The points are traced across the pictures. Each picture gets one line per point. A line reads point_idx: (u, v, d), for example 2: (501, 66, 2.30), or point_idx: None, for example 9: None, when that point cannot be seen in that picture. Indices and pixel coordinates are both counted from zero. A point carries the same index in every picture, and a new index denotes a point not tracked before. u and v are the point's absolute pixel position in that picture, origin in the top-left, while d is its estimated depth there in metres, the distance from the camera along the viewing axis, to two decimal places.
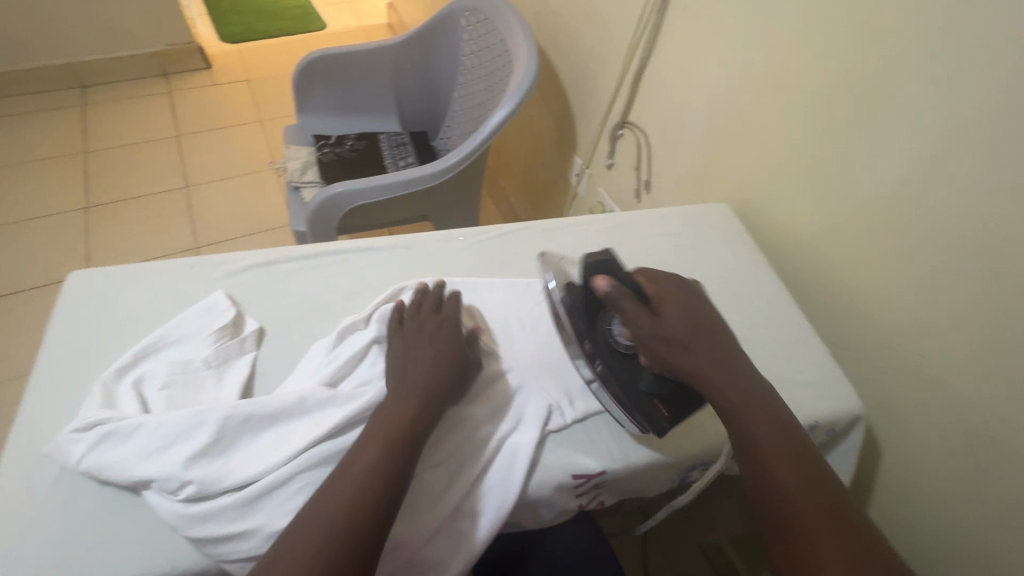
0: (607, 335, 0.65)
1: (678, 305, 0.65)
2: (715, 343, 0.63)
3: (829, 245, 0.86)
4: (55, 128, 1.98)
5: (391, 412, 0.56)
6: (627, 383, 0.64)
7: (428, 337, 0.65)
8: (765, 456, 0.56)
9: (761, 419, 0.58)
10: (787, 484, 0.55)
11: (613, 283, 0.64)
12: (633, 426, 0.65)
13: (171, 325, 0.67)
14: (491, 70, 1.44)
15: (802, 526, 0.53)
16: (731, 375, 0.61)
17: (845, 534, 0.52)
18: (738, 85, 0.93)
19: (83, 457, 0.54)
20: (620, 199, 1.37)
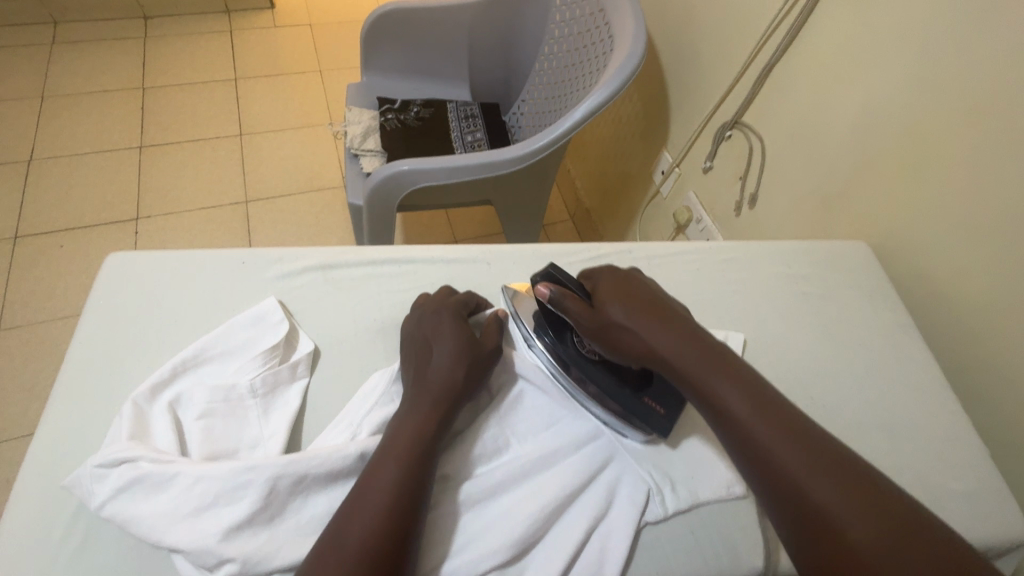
0: (575, 344, 0.59)
1: (615, 290, 0.56)
2: (675, 324, 0.54)
3: (1002, 316, 0.71)
4: (114, 59, 1.91)
5: (400, 425, 0.50)
6: (611, 387, 0.57)
7: (439, 333, 0.57)
8: (761, 441, 0.47)
9: (743, 399, 0.49)
10: (794, 468, 0.45)
11: (555, 286, 0.57)
12: (636, 435, 0.57)
13: (215, 335, 0.57)
14: (584, 44, 1.27)
15: (827, 516, 0.43)
16: (702, 355, 0.52)
17: (882, 517, 0.42)
18: (911, 102, 0.76)
19: (107, 502, 0.45)
20: (713, 209, 1.19)
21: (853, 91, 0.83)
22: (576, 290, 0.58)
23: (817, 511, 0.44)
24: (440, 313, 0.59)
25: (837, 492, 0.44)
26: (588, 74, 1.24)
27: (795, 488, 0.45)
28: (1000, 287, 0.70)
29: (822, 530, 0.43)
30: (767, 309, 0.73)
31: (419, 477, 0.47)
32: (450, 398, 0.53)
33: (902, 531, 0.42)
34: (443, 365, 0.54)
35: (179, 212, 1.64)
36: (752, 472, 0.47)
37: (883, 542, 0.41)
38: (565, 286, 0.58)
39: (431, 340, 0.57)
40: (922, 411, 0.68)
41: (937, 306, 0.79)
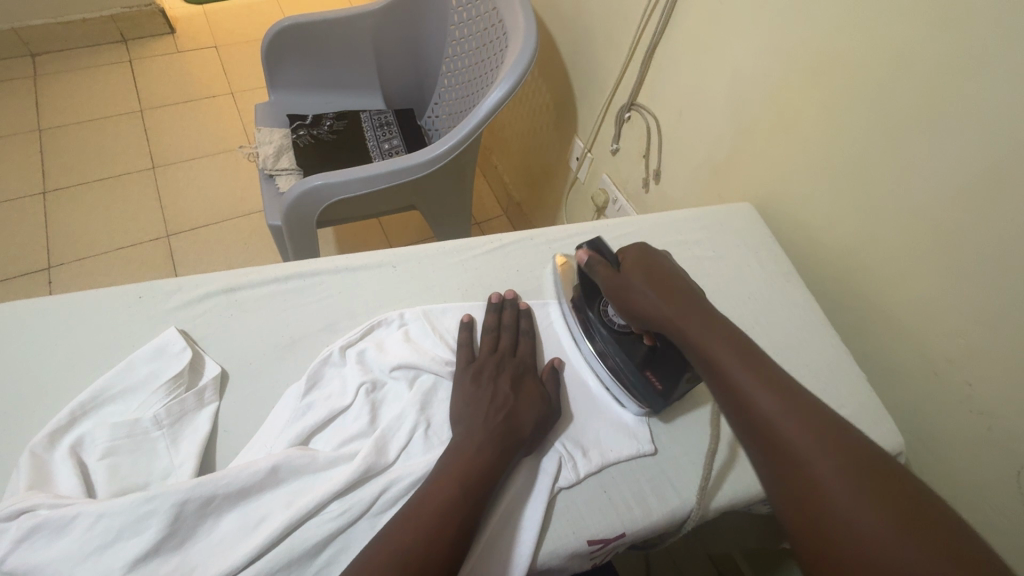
0: (602, 311, 0.66)
1: (638, 265, 0.64)
2: (686, 294, 0.61)
3: (866, 254, 0.79)
4: (4, 102, 1.80)
5: (466, 452, 0.53)
6: (624, 358, 0.63)
7: (512, 381, 0.61)
8: (745, 390, 0.51)
9: (733, 352, 0.54)
10: (769, 410, 0.49)
11: (594, 254, 0.68)
12: (636, 408, 0.64)
13: (114, 373, 0.56)
14: (483, 43, 1.30)
15: (796, 454, 0.46)
16: (705, 319, 0.58)
17: (852, 459, 0.44)
18: (771, 71, 0.83)
19: (5, 555, 0.44)
20: (626, 188, 1.24)
21: (723, 64, 0.90)
22: (609, 258, 0.67)
23: (785, 446, 0.47)
24: (510, 361, 0.63)
25: (807, 437, 0.46)
26: (491, 71, 1.28)
27: (767, 428, 0.48)
28: (863, 229, 0.78)
29: (787, 463, 0.46)
30: None
31: (474, 507, 0.50)
32: (512, 440, 0.56)
33: (868, 474, 0.43)
34: (517, 405, 0.58)
35: (94, 255, 1.57)
36: (734, 416, 0.51)
37: (848, 479, 0.43)
38: (600, 253, 0.68)
39: (500, 386, 0.60)
40: (810, 350, 0.74)
41: (817, 253, 0.87)
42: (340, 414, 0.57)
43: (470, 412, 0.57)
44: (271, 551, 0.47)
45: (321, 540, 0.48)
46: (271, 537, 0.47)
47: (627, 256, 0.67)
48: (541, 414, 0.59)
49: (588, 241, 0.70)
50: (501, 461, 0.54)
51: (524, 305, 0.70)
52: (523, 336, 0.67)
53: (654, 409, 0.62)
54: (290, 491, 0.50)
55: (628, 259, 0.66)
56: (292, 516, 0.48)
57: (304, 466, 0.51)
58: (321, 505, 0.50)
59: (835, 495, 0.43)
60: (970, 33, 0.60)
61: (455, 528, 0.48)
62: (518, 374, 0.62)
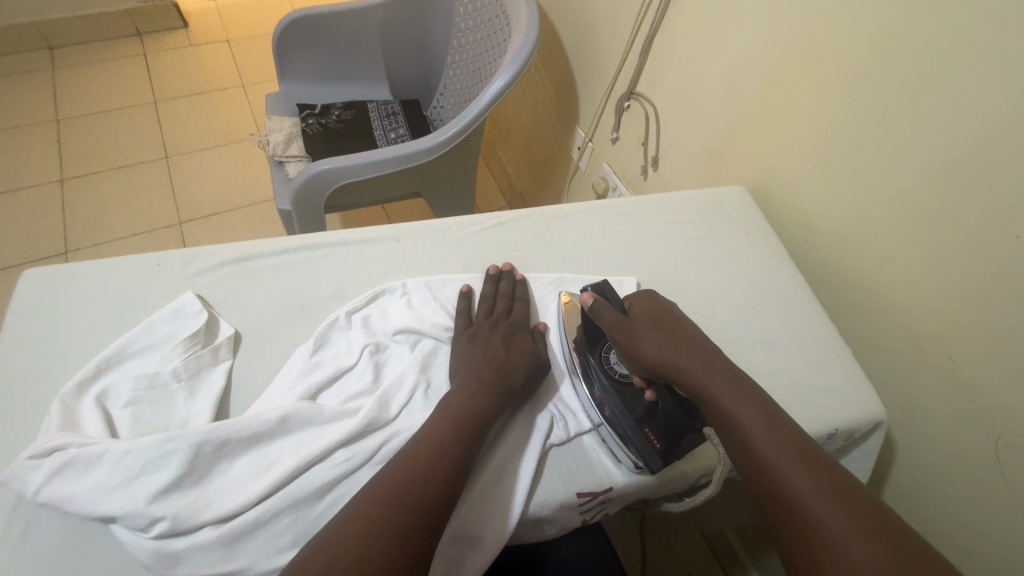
0: (603, 356, 0.65)
1: (649, 317, 0.65)
2: (705, 352, 0.62)
3: (853, 235, 0.81)
4: (23, 93, 1.85)
5: (462, 400, 0.58)
6: (624, 409, 0.61)
7: (504, 341, 0.65)
8: (771, 456, 0.52)
9: (757, 415, 0.55)
10: (796, 481, 0.50)
11: (599, 298, 0.67)
12: (628, 467, 0.61)
13: (136, 331, 0.61)
14: (488, 34, 1.33)
15: (826, 531, 0.46)
16: (726, 376, 0.59)
17: (882, 539, 0.45)
18: (763, 58, 0.86)
19: (40, 487, 0.49)
20: (625, 176, 1.27)
21: (718, 52, 0.93)
22: (616, 305, 0.67)
23: (814, 523, 0.47)
24: (504, 324, 0.67)
25: (835, 510, 0.47)
26: (495, 62, 1.31)
27: (795, 500, 0.49)
28: (851, 211, 0.81)
29: (816, 540, 0.47)
30: (660, 253, 0.82)
31: (466, 451, 0.54)
32: (505, 389, 0.60)
33: (899, 555, 0.44)
34: (508, 364, 0.62)
35: (111, 240, 1.62)
36: (758, 485, 0.52)
37: (880, 561, 0.44)
38: (606, 299, 0.67)
39: (492, 343, 0.64)
40: (797, 325, 0.77)
41: (806, 234, 0.89)
42: (344, 372, 0.61)
43: (463, 370, 0.62)
44: (281, 491, 0.51)
45: (325, 482, 0.52)
46: (282, 477, 0.51)
47: (634, 305, 0.67)
48: (529, 371, 0.63)
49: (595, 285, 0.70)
50: (491, 413, 0.58)
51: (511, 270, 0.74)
52: (515, 302, 0.70)
53: (648, 468, 0.59)
54: (299, 438, 0.54)
55: (639, 309, 0.66)
56: (300, 459, 0.52)
57: (312, 416, 0.55)
58: (326, 452, 0.53)
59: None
60: (949, 17, 0.63)
61: (446, 469, 0.52)
62: (509, 333, 0.67)
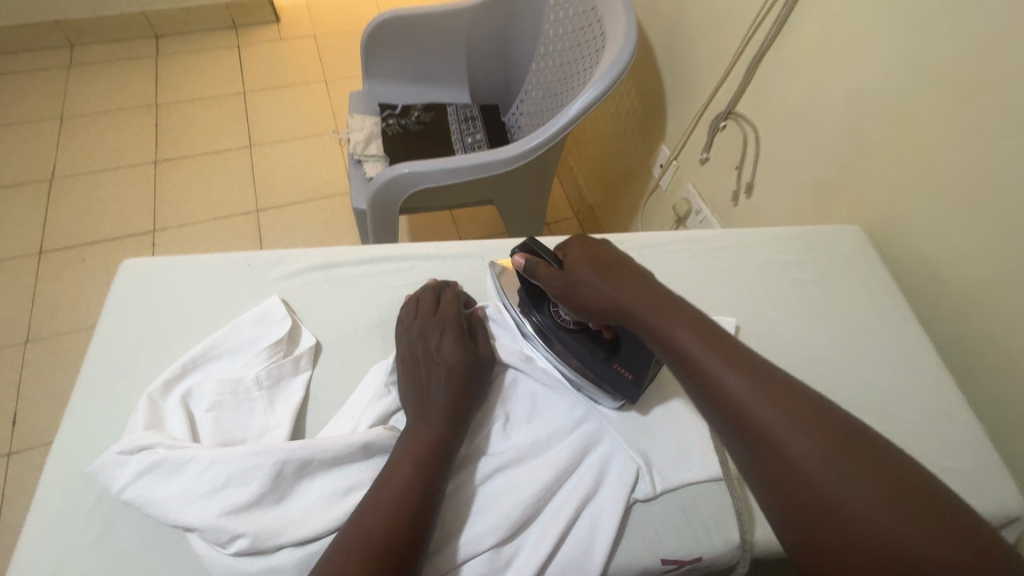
0: (552, 313, 0.62)
1: (582, 256, 0.59)
2: (635, 277, 0.55)
3: (994, 295, 0.71)
4: (129, 78, 1.98)
5: (412, 430, 0.53)
6: (587, 356, 0.59)
7: (435, 348, 0.60)
8: (714, 377, 0.46)
9: (694, 334, 0.49)
10: (744, 399, 0.44)
11: (529, 257, 0.61)
12: (609, 402, 0.60)
13: (223, 333, 0.60)
14: (578, 43, 1.29)
15: (775, 443, 0.43)
16: (658, 300, 0.53)
17: (829, 436, 0.42)
18: (896, 85, 0.76)
19: (128, 485, 0.49)
20: (712, 200, 1.19)
21: (840, 75, 0.84)
22: (550, 257, 0.61)
23: (763, 437, 0.43)
24: (429, 323, 0.61)
25: (788, 423, 0.43)
26: (583, 72, 1.27)
27: (746, 420, 0.44)
28: (994, 266, 0.70)
29: (767, 453, 0.43)
30: (760, 294, 0.74)
31: (434, 474, 0.50)
32: (456, 406, 0.55)
33: (846, 449, 0.41)
34: (444, 372, 0.57)
35: (193, 223, 1.69)
36: (703, 405, 0.47)
37: (827, 459, 0.41)
38: (537, 257, 0.61)
39: (426, 358, 0.59)
40: (918, 391, 0.68)
41: (932, 286, 0.79)
42: None
43: (408, 391, 0.57)
44: None
45: None
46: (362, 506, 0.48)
47: (569, 248, 0.61)
48: (468, 371, 0.58)
49: (521, 244, 0.63)
50: (448, 428, 0.53)
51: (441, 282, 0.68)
52: (439, 293, 0.65)
53: (632, 401, 0.58)
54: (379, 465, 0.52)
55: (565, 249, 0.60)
56: None
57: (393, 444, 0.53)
58: None
59: (821, 482, 0.40)
60: None
61: (420, 494, 0.48)
62: (439, 337, 0.60)
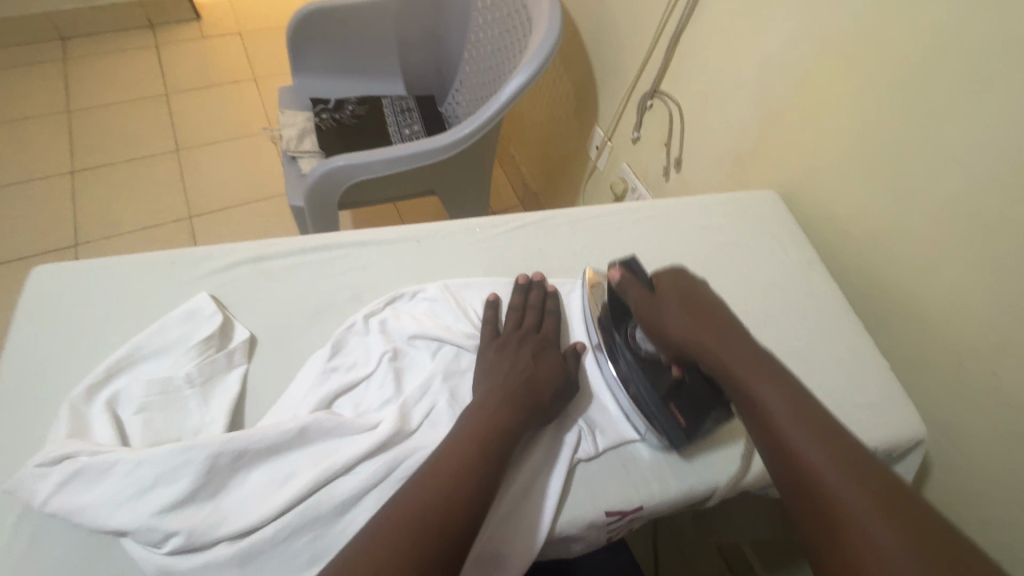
0: (628, 333, 0.64)
1: (674, 292, 0.64)
2: (722, 328, 0.60)
3: (891, 245, 0.78)
4: (34, 84, 1.83)
5: (488, 415, 0.54)
6: (648, 387, 0.60)
7: (530, 351, 0.61)
8: (789, 436, 0.50)
9: (781, 395, 0.52)
10: (818, 464, 0.47)
11: (627, 275, 0.67)
12: (653, 442, 0.60)
13: (148, 334, 0.58)
14: (507, 30, 1.30)
15: (844, 510, 0.44)
16: (746, 355, 0.57)
17: (901, 516, 0.43)
18: (798, 55, 0.82)
19: (49, 497, 0.46)
20: (646, 177, 1.24)
21: (749, 49, 0.89)
22: (643, 282, 0.66)
23: (833, 506, 0.45)
24: (529, 334, 0.63)
25: (857, 490, 0.45)
26: (514, 58, 1.28)
27: (816, 480, 0.47)
28: (891, 219, 0.77)
29: (832, 517, 0.44)
30: (688, 260, 0.78)
31: (494, 465, 0.51)
32: (535, 408, 0.57)
33: (919, 536, 0.42)
34: (523, 371, 0.59)
35: (119, 234, 1.60)
36: (776, 464, 0.50)
37: (903, 546, 0.41)
38: (633, 274, 0.67)
39: (516, 354, 0.61)
40: (832, 338, 0.74)
41: (841, 241, 0.86)
42: (361, 381, 0.58)
43: (493, 378, 0.58)
44: (301, 508, 0.48)
45: (347, 498, 0.50)
46: (304, 491, 0.48)
47: (661, 280, 0.66)
48: (547, 374, 0.59)
49: (621, 261, 0.69)
50: (520, 423, 0.55)
51: (539, 282, 0.70)
52: (525, 298, 0.68)
53: (675, 446, 0.59)
54: (318, 450, 0.51)
55: (660, 280, 0.66)
56: (320, 475, 0.49)
57: (335, 428, 0.53)
58: (347, 466, 0.51)
59: (887, 558, 0.41)
60: (1015, 15, 0.58)
61: (477, 481, 0.49)
62: (536, 343, 0.63)
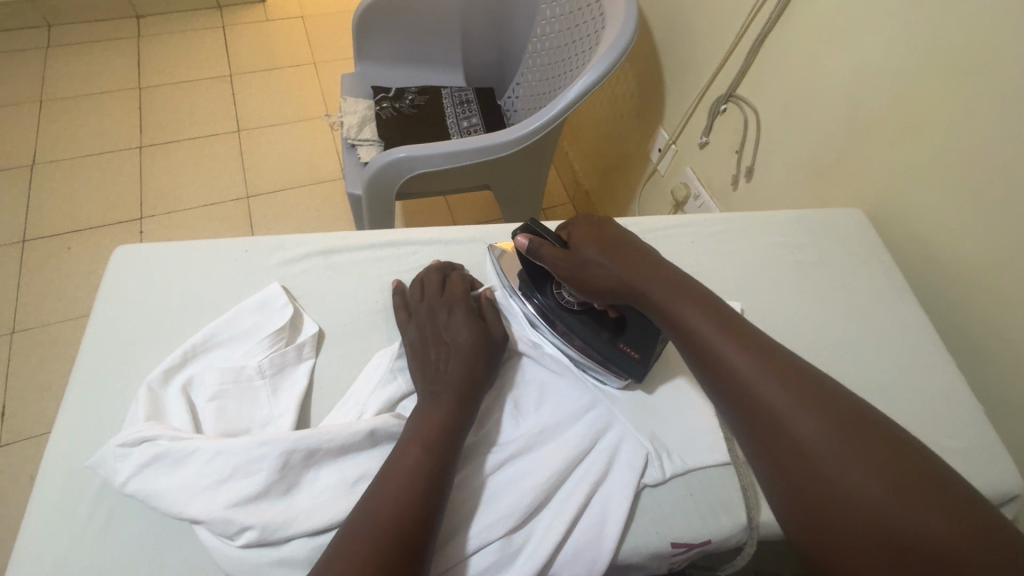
0: (554, 293, 0.63)
1: (589, 238, 0.61)
2: (642, 258, 0.59)
3: (994, 279, 0.71)
4: (110, 60, 1.91)
5: (425, 411, 0.52)
6: (590, 335, 0.60)
7: (447, 326, 0.59)
8: (720, 358, 0.50)
9: (706, 319, 0.53)
10: (748, 382, 0.49)
11: (532, 237, 0.62)
12: (617, 381, 0.60)
13: (223, 321, 0.59)
14: (576, 24, 1.26)
15: (780, 421, 0.47)
16: (668, 281, 0.56)
17: (828, 414, 0.46)
18: (902, 64, 0.75)
19: (131, 478, 0.47)
20: (711, 184, 1.18)
21: (844, 55, 0.82)
22: (552, 240, 0.62)
23: (770, 418, 0.47)
24: (437, 303, 0.61)
25: (787, 399, 0.47)
26: (581, 54, 1.24)
27: (748, 396, 0.48)
28: (996, 248, 0.70)
29: (769, 428, 0.47)
30: (763, 279, 0.74)
31: (446, 458, 0.49)
32: (470, 388, 0.55)
33: (852, 433, 0.45)
34: (457, 355, 0.56)
35: (182, 210, 1.65)
36: (725, 400, 0.50)
37: (832, 440, 0.45)
38: (540, 237, 0.62)
39: (437, 333, 0.59)
40: (920, 375, 0.68)
41: (932, 268, 0.79)
42: None
43: (419, 371, 0.56)
44: None
45: None
46: None
47: (575, 232, 0.63)
48: (480, 354, 0.57)
49: (523, 226, 0.65)
50: (457, 407, 0.53)
51: (434, 262, 0.67)
52: (444, 275, 0.65)
53: (639, 380, 0.59)
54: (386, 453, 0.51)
55: (568, 231, 0.64)
56: None
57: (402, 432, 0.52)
58: None
59: (822, 457, 0.44)
60: None
61: (429, 479, 0.47)
62: (448, 314, 0.60)
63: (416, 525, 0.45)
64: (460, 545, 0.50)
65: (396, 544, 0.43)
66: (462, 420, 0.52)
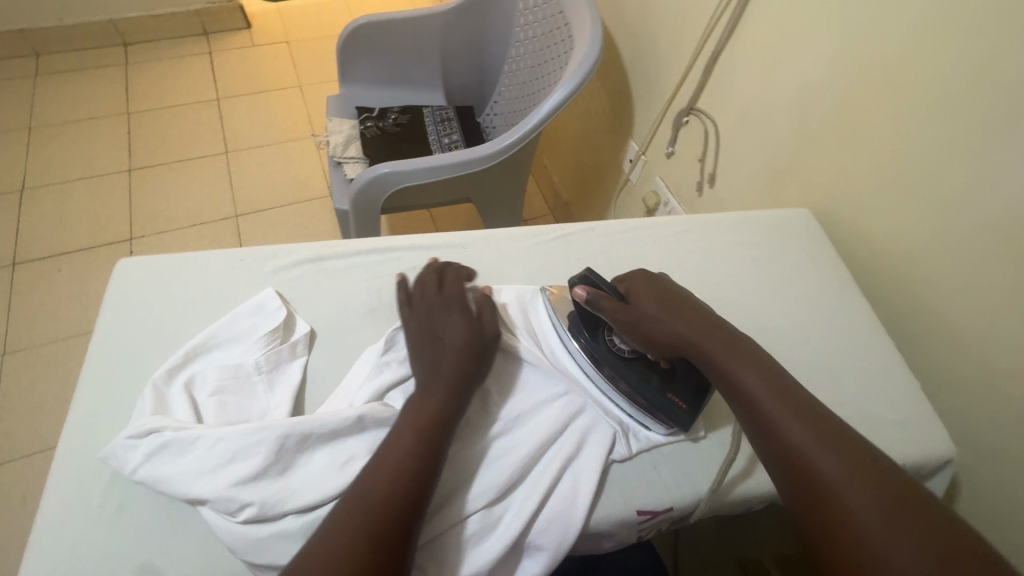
0: (608, 341, 0.66)
1: (649, 294, 0.65)
2: (700, 318, 0.62)
3: (926, 267, 0.79)
4: (98, 87, 1.96)
5: (420, 400, 0.57)
6: (640, 384, 0.63)
7: (444, 322, 0.64)
8: (775, 420, 0.53)
9: (761, 380, 0.56)
10: (797, 443, 0.51)
11: (591, 289, 0.67)
12: (661, 429, 0.63)
13: (221, 324, 0.64)
14: (548, 45, 1.35)
15: (825, 484, 0.49)
16: (726, 344, 0.60)
17: (877, 486, 0.47)
18: (836, 78, 0.84)
19: (139, 465, 0.52)
20: (678, 191, 1.26)
21: (787, 70, 0.91)
22: (612, 292, 0.67)
23: (816, 479, 0.49)
24: (436, 301, 0.66)
25: (836, 466, 0.49)
26: (553, 73, 1.32)
27: (798, 457, 0.51)
28: (926, 239, 0.78)
29: (814, 491, 0.49)
30: (722, 275, 0.81)
31: (438, 444, 0.54)
32: (463, 381, 0.59)
33: (902, 507, 0.46)
34: (451, 346, 0.61)
35: (172, 230, 1.69)
36: (758, 438, 0.54)
37: (880, 510, 0.46)
38: (598, 288, 0.67)
39: (435, 328, 0.64)
40: (862, 356, 0.75)
41: (873, 260, 0.87)
42: (411, 377, 0.62)
43: (417, 364, 0.61)
44: None
45: None
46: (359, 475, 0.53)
47: (634, 283, 0.67)
48: (473, 347, 0.62)
49: (581, 276, 0.69)
50: (450, 399, 0.57)
51: (432, 262, 0.72)
52: (442, 275, 0.70)
53: (685, 429, 0.62)
54: (374, 436, 0.56)
55: (627, 285, 0.68)
56: None
57: (388, 418, 0.57)
58: None
59: (864, 522, 0.46)
60: None
61: (421, 461, 0.52)
62: (446, 312, 0.65)
63: (406, 502, 0.50)
64: (447, 519, 0.55)
65: (384, 519, 0.48)
66: (453, 409, 0.57)
